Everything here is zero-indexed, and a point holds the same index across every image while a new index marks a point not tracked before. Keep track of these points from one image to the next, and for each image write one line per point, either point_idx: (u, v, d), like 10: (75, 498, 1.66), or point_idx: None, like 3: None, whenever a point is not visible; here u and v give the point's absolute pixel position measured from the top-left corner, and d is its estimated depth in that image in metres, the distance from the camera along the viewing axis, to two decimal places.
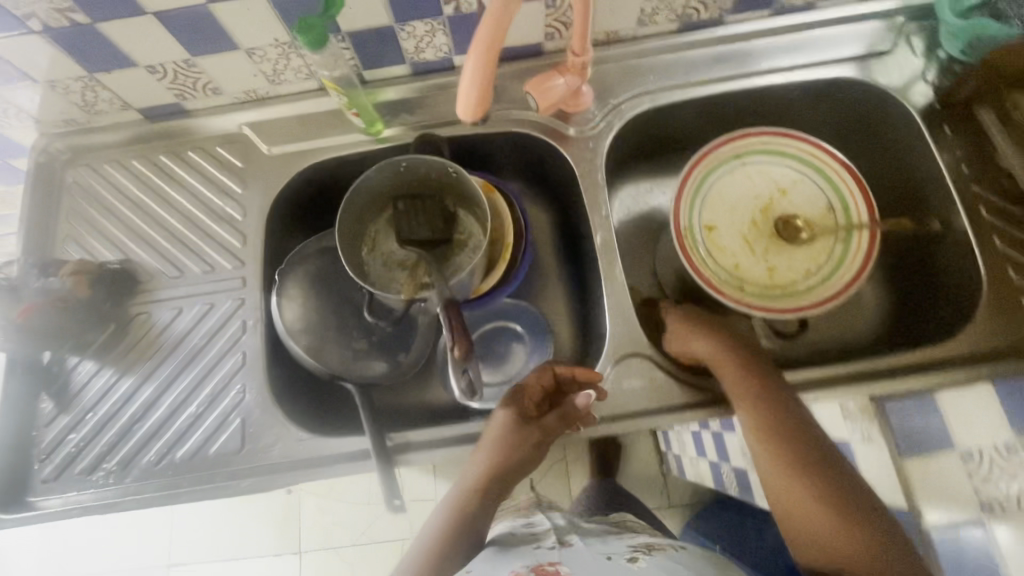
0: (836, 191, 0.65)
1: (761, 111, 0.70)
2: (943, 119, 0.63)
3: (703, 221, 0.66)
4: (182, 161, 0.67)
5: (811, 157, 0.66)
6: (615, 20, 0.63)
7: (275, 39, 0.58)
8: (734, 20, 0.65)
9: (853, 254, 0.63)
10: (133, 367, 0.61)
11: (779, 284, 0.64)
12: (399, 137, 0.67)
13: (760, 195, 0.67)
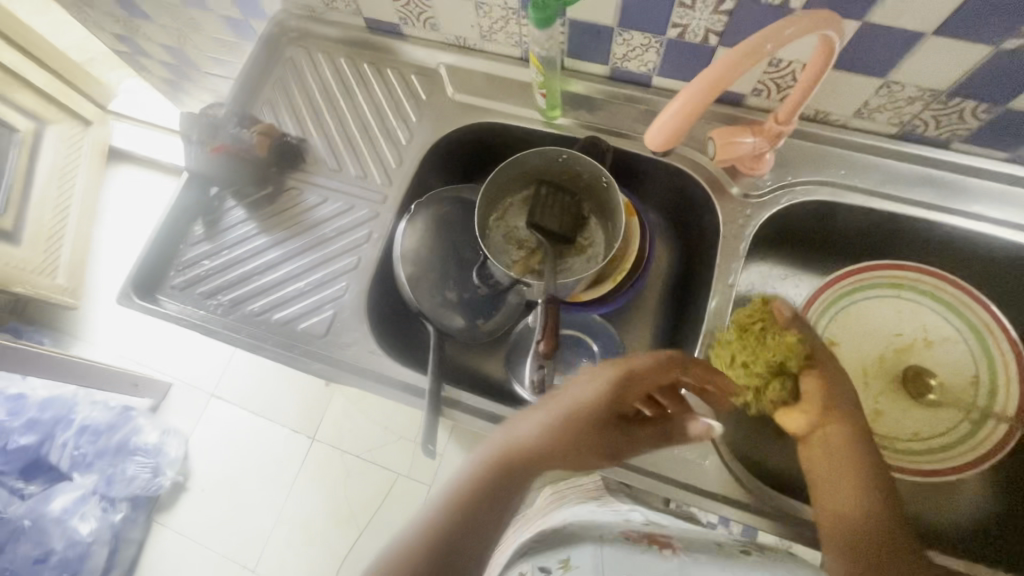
0: (991, 368, 0.58)
1: (944, 250, 0.64)
2: None
3: (827, 333, 0.62)
4: (379, 74, 0.74)
5: (981, 321, 0.59)
6: (832, 102, 0.59)
7: (505, 2, 0.61)
8: (961, 149, 0.59)
9: (979, 441, 0.57)
10: (271, 230, 0.69)
11: (879, 431, 0.59)
12: (570, 129, 0.69)
13: (902, 334, 0.61)
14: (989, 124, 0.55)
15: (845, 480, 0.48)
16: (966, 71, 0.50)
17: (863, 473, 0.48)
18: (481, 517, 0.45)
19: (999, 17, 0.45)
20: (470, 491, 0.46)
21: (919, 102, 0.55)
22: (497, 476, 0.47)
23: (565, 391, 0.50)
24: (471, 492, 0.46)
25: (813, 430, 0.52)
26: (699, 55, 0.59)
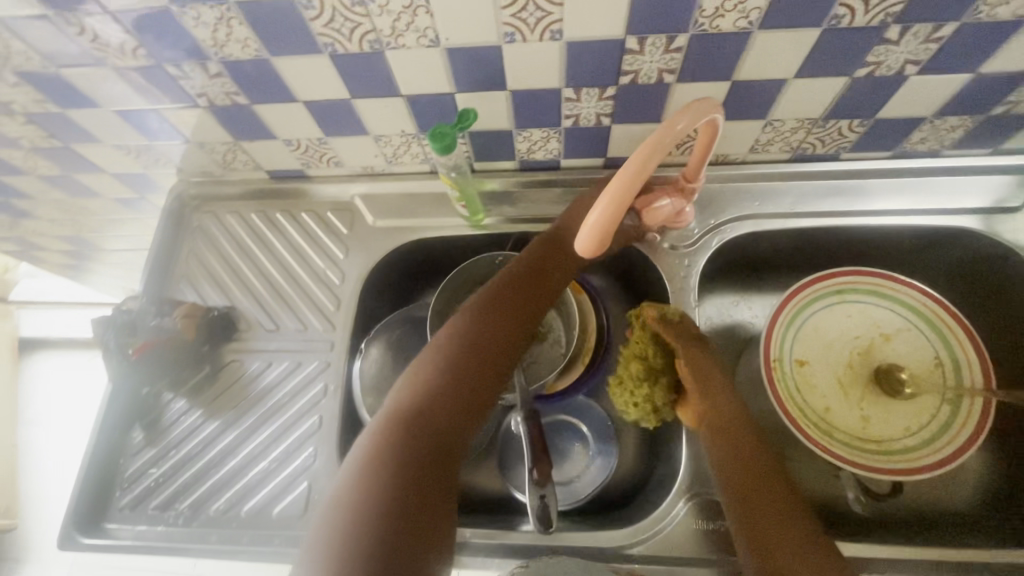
0: (947, 347, 0.61)
1: (866, 246, 0.68)
2: None
3: (795, 354, 0.64)
4: (294, 220, 0.72)
5: (921, 306, 0.62)
6: (728, 145, 0.63)
7: (403, 130, 0.62)
8: (850, 157, 0.64)
9: (962, 421, 0.58)
10: (219, 412, 0.64)
11: (873, 437, 0.60)
12: (498, 226, 0.70)
13: (859, 336, 0.64)
14: (867, 133, 0.60)
15: (719, 442, 0.52)
16: (832, 99, 0.55)
17: (734, 428, 0.53)
18: (452, 429, 0.47)
19: (846, 54, 0.49)
20: (440, 403, 0.47)
21: (802, 130, 0.60)
22: (466, 388, 0.49)
23: (486, 285, 0.58)
24: (443, 404, 0.47)
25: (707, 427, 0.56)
26: (598, 135, 0.62)
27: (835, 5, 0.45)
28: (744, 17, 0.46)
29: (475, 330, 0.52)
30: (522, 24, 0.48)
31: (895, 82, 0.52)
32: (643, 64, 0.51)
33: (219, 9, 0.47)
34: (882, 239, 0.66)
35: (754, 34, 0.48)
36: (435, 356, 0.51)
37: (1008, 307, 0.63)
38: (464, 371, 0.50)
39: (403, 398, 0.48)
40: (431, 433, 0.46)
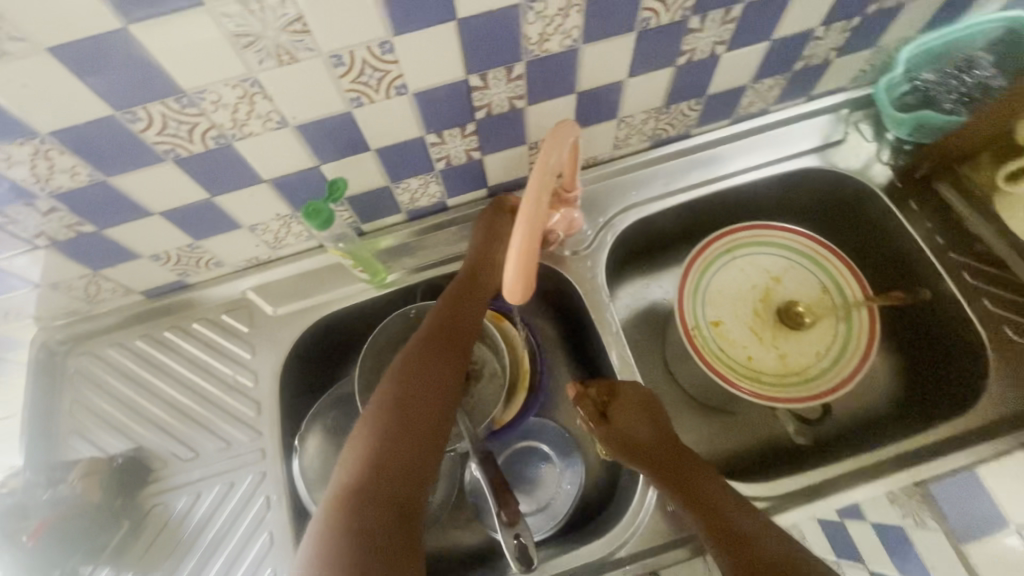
0: (825, 272, 0.68)
1: (737, 205, 0.75)
2: (907, 196, 0.69)
3: (708, 318, 0.68)
4: (186, 333, 0.67)
5: (795, 243, 0.70)
6: (594, 147, 0.67)
7: (276, 214, 0.59)
8: (699, 132, 0.71)
9: (858, 331, 0.65)
10: (153, 567, 0.57)
11: (793, 370, 0.66)
12: (405, 279, 0.69)
13: (756, 284, 0.70)
14: (705, 108, 0.66)
15: (737, 542, 0.48)
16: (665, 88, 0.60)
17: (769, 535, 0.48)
18: (421, 458, 0.50)
19: (663, 48, 0.55)
20: (405, 440, 0.50)
21: (651, 119, 0.65)
22: (427, 421, 0.52)
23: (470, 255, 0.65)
24: (410, 441, 0.51)
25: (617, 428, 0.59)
26: (473, 169, 0.63)
27: (639, 10, 0.50)
28: (565, 37, 0.50)
29: (429, 364, 0.56)
30: (364, 87, 0.48)
31: (711, 62, 0.59)
32: (492, 97, 0.54)
33: (31, 143, 0.44)
34: (746, 194, 0.73)
35: (582, 49, 0.52)
36: (399, 394, 0.53)
37: (864, 224, 0.72)
38: (423, 407, 0.53)
39: (364, 440, 0.50)
40: (404, 465, 0.49)
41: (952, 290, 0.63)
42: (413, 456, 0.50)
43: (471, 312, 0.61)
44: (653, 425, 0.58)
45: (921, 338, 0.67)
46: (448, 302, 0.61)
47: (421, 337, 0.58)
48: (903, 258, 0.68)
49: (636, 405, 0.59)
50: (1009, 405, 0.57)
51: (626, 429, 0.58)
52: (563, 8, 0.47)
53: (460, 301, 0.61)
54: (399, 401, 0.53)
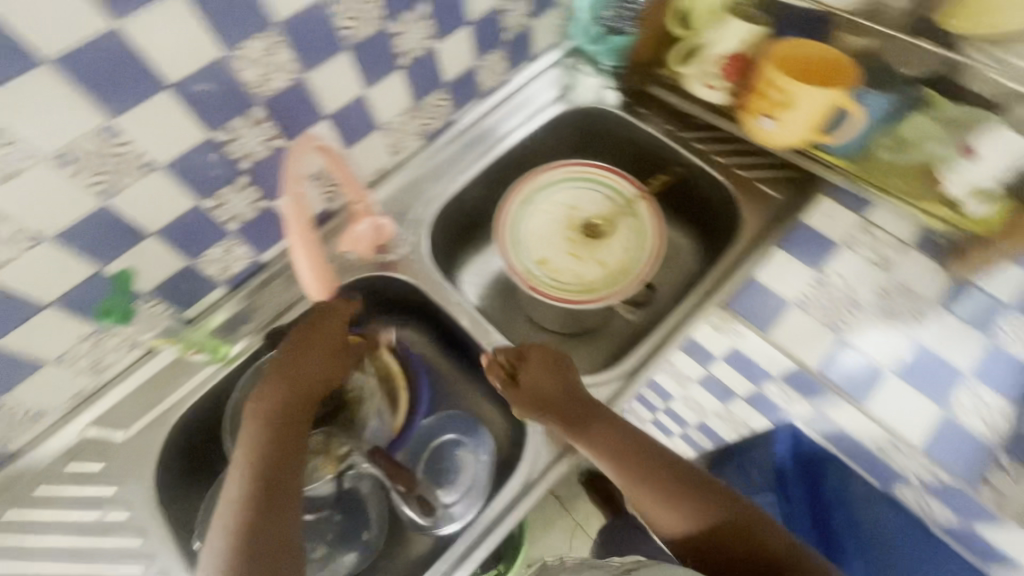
0: (605, 184, 0.80)
1: (519, 160, 0.85)
2: (636, 106, 0.84)
3: (534, 259, 0.76)
4: (29, 502, 0.61)
5: (573, 172, 0.81)
6: (370, 159, 0.73)
7: (78, 333, 0.57)
8: (461, 114, 0.80)
9: (646, 219, 0.77)
10: None
11: (614, 269, 0.76)
12: (251, 347, 0.69)
13: (560, 216, 0.79)
14: (452, 95, 0.75)
15: (658, 489, 0.56)
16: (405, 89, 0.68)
17: (688, 493, 0.55)
18: (283, 480, 0.53)
19: (381, 58, 0.62)
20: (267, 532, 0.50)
21: (410, 118, 0.72)
22: (287, 505, 0.52)
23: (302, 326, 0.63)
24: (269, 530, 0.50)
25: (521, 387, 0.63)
26: (267, 219, 0.66)
27: (340, 29, 0.56)
28: (285, 73, 0.54)
29: (283, 403, 0.57)
30: (108, 175, 0.49)
31: (430, 58, 0.67)
32: (245, 145, 0.57)
33: None
34: (522, 149, 0.84)
35: (306, 77, 0.57)
36: (258, 429, 0.55)
37: (618, 140, 0.86)
38: (279, 437, 0.55)
39: (223, 541, 0.50)
40: (268, 492, 0.52)
41: (691, 155, 0.79)
42: (278, 484, 0.52)
43: (329, 358, 0.62)
44: (560, 376, 0.63)
45: (691, 205, 0.83)
46: (304, 352, 0.61)
47: (264, 395, 0.57)
48: (655, 152, 0.83)
49: (543, 365, 0.63)
50: (771, 209, 0.73)
51: (535, 385, 0.62)
52: (267, 47, 0.52)
53: (319, 352, 0.61)
54: (257, 438, 0.54)
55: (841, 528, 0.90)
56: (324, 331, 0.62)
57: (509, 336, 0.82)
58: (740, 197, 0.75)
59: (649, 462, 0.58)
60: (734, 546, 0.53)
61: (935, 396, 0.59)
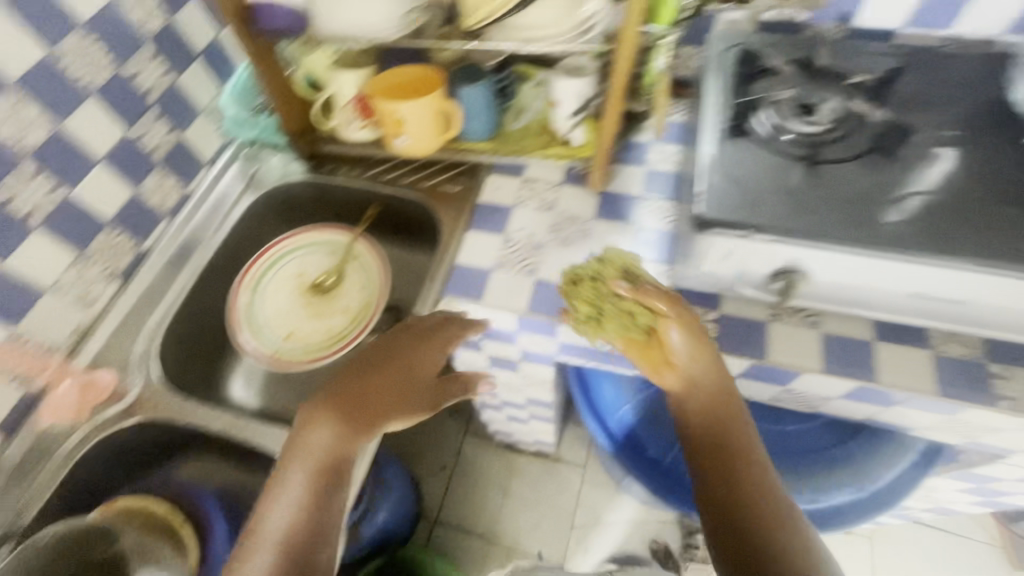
0: (311, 247, 0.97)
1: (331, 187, 1.01)
2: (323, 162, 1.01)
3: (284, 335, 0.89)
4: None
5: (296, 245, 0.97)
6: (145, 214, 0.89)
7: None
8: (154, 215, 0.91)
9: (364, 251, 0.95)
10: None
11: (370, 301, 0.91)
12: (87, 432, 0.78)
13: (291, 284, 0.94)
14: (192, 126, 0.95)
15: (706, 399, 0.66)
16: (165, 125, 0.89)
17: (737, 412, 0.66)
18: (376, 416, 0.70)
19: (127, 97, 0.82)
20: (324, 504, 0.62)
21: (167, 142, 0.90)
22: (377, 407, 0.70)
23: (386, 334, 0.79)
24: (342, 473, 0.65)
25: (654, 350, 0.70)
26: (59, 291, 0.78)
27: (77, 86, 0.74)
28: (39, 128, 0.71)
29: (377, 355, 0.74)
30: None
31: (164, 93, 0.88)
32: (25, 208, 0.72)
33: None
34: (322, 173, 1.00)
35: (62, 133, 0.74)
36: (320, 427, 0.66)
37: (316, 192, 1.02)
38: (373, 384, 0.71)
39: (289, 516, 0.60)
40: (324, 469, 0.64)
41: (440, 163, 0.98)
42: (348, 420, 0.67)
43: (419, 339, 0.78)
44: (687, 325, 0.66)
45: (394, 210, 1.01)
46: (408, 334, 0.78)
47: (326, 393, 0.70)
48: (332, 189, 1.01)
49: (677, 314, 0.67)
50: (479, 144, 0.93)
51: (670, 353, 0.68)
52: (27, 126, 0.70)
53: (422, 352, 0.77)
54: (342, 430, 0.67)
55: None
56: (432, 327, 0.80)
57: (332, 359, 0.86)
58: (453, 168, 0.97)
59: (739, 407, 0.66)
60: (744, 475, 0.62)
61: None
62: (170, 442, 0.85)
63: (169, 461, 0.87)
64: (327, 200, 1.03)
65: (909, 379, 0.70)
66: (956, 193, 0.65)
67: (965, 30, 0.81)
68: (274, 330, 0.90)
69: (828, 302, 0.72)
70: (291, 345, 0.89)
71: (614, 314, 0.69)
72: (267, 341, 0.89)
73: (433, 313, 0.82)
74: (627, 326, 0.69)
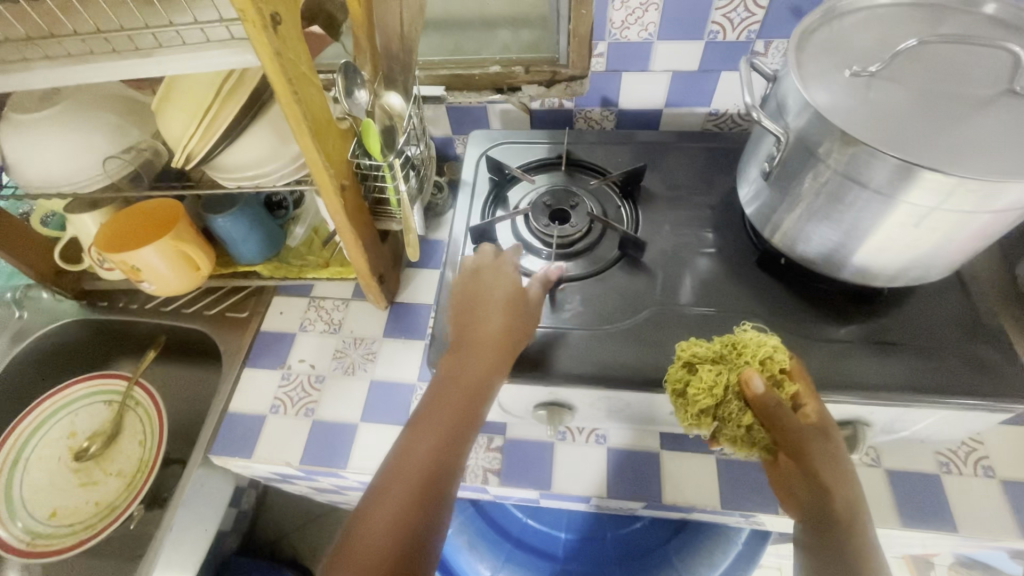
0: (81, 401, 0.86)
1: (110, 323, 0.92)
2: (97, 299, 0.91)
3: (42, 515, 0.78)
4: None
5: (62, 401, 0.86)
6: None
7: None
8: None
9: (142, 398, 0.86)
10: None
11: (144, 459, 0.82)
12: None
13: (55, 450, 0.83)
14: None
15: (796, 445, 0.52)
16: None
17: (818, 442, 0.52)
18: (449, 456, 0.51)
19: None
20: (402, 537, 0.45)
21: None
22: (421, 468, 0.50)
23: (454, 329, 0.59)
24: (394, 533, 0.46)
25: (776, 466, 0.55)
26: None
27: None
28: None
29: (507, 321, 0.58)
30: None
31: None
32: None
33: None
34: (94, 311, 0.90)
35: None
36: (417, 452, 0.51)
37: (94, 330, 0.92)
38: (481, 376, 0.55)
39: None
40: (427, 489, 0.48)
41: (224, 288, 0.90)
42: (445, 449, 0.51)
43: (509, 311, 0.59)
44: (814, 401, 0.54)
45: (179, 345, 0.92)
46: (485, 284, 0.61)
47: (385, 502, 0.47)
48: (111, 326, 0.92)
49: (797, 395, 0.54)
50: (257, 266, 0.85)
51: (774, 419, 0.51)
52: None
53: (497, 310, 0.59)
54: (450, 405, 0.53)
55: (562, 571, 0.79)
56: (488, 280, 0.61)
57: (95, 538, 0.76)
58: (237, 294, 0.89)
59: (818, 451, 0.51)
60: (843, 539, 0.49)
61: (396, 420, 0.74)
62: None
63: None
64: (108, 337, 0.93)
65: (695, 492, 0.66)
66: (692, 306, 0.63)
67: (731, 105, 0.79)
68: (35, 508, 0.78)
69: (609, 420, 0.68)
70: (52, 526, 0.78)
71: (725, 418, 0.54)
72: (23, 524, 0.76)
73: (480, 256, 0.64)
74: (730, 424, 0.54)
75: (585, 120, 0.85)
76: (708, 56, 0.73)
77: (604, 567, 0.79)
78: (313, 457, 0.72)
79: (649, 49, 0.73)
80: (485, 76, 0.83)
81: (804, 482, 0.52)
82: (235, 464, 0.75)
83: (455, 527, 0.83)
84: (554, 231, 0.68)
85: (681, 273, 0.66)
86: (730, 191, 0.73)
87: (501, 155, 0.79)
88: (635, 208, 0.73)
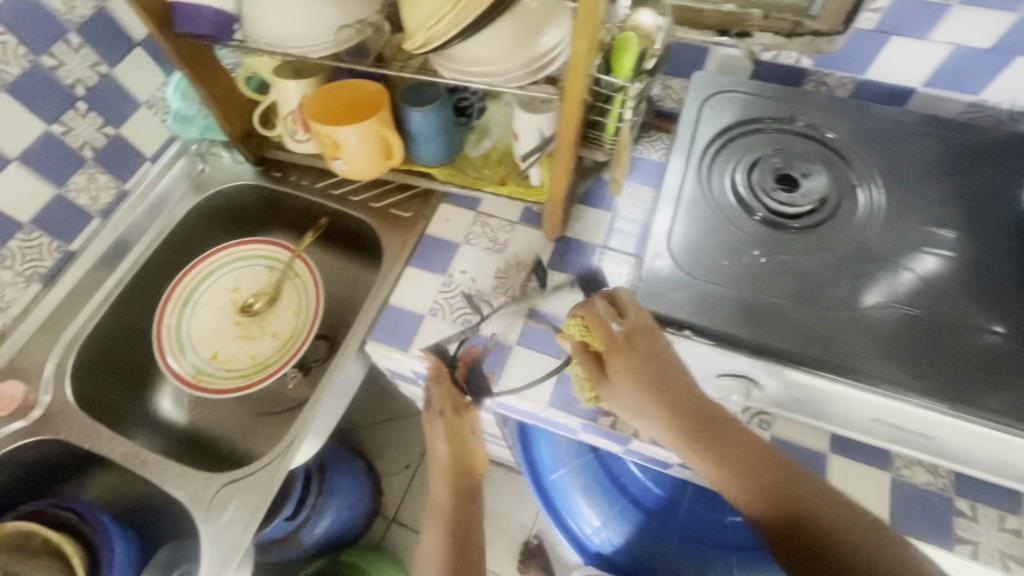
0: (247, 260, 0.91)
1: (280, 193, 0.95)
2: (274, 169, 0.95)
3: (209, 356, 0.85)
4: None
5: (230, 258, 0.91)
6: (77, 215, 0.85)
7: None
8: (93, 214, 0.87)
9: (302, 272, 0.90)
10: None
11: (297, 328, 0.86)
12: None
13: (222, 301, 0.88)
14: (138, 122, 0.89)
15: (710, 463, 0.55)
16: (96, 119, 0.82)
17: (665, 372, 0.57)
18: (466, 502, 0.72)
19: (52, 90, 0.75)
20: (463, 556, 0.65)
21: (105, 136, 0.84)
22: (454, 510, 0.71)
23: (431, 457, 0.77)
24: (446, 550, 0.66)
25: (650, 390, 0.57)
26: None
27: None
28: None
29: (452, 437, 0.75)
30: None
31: (112, 84, 0.82)
32: None
33: None
34: (269, 179, 0.94)
35: None
36: (433, 530, 0.69)
37: (266, 199, 0.96)
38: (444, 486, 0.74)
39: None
40: (458, 521, 0.70)
41: (394, 185, 0.90)
42: (451, 525, 0.69)
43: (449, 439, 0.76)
44: (617, 356, 0.59)
45: (339, 230, 0.94)
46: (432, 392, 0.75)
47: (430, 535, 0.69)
48: (281, 198, 0.95)
49: (620, 356, 0.58)
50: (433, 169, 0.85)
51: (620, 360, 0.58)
52: None
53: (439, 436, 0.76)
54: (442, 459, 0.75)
55: (664, 546, 0.78)
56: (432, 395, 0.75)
57: (251, 385, 0.82)
58: (405, 193, 0.90)
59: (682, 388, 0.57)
60: (738, 449, 0.54)
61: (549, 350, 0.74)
62: (75, 462, 0.81)
63: (67, 484, 0.82)
64: (275, 207, 0.97)
65: (861, 505, 0.62)
66: (928, 313, 0.57)
67: (1006, 98, 0.69)
68: (201, 347, 0.86)
69: (789, 410, 0.64)
70: (216, 367, 0.84)
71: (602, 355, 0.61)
72: (193, 361, 0.84)
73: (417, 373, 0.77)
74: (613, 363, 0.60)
75: (817, 84, 0.76)
76: (1012, 34, 0.62)
77: (714, 551, 0.77)
78: (466, 364, 0.73)
79: (940, 13, 0.63)
80: (719, 14, 0.75)
81: (681, 399, 0.57)
82: (387, 353, 0.77)
83: (570, 468, 0.84)
84: (781, 198, 0.63)
85: (915, 270, 0.59)
86: (987, 194, 0.64)
87: (728, 102, 0.72)
88: (877, 191, 0.65)
